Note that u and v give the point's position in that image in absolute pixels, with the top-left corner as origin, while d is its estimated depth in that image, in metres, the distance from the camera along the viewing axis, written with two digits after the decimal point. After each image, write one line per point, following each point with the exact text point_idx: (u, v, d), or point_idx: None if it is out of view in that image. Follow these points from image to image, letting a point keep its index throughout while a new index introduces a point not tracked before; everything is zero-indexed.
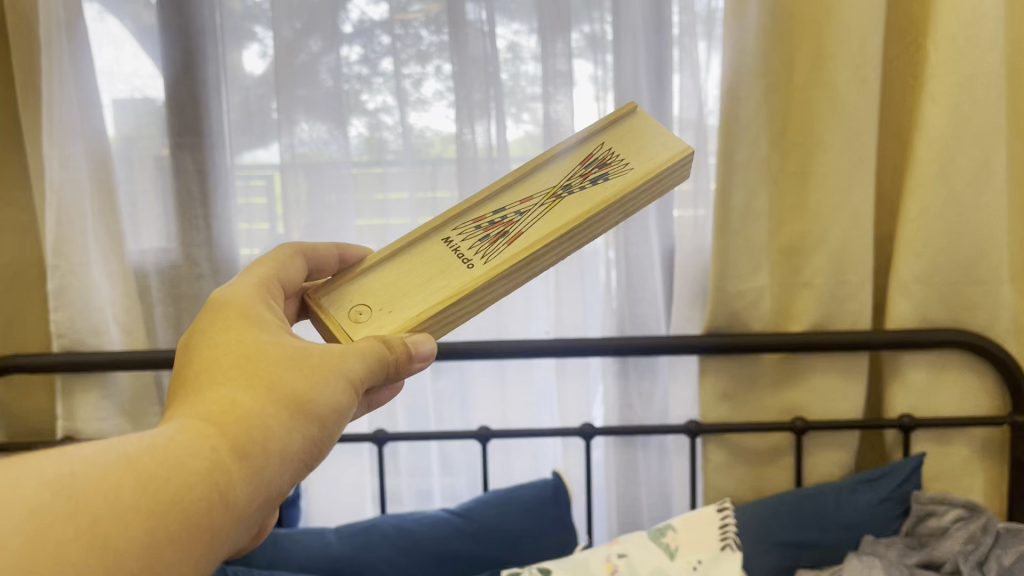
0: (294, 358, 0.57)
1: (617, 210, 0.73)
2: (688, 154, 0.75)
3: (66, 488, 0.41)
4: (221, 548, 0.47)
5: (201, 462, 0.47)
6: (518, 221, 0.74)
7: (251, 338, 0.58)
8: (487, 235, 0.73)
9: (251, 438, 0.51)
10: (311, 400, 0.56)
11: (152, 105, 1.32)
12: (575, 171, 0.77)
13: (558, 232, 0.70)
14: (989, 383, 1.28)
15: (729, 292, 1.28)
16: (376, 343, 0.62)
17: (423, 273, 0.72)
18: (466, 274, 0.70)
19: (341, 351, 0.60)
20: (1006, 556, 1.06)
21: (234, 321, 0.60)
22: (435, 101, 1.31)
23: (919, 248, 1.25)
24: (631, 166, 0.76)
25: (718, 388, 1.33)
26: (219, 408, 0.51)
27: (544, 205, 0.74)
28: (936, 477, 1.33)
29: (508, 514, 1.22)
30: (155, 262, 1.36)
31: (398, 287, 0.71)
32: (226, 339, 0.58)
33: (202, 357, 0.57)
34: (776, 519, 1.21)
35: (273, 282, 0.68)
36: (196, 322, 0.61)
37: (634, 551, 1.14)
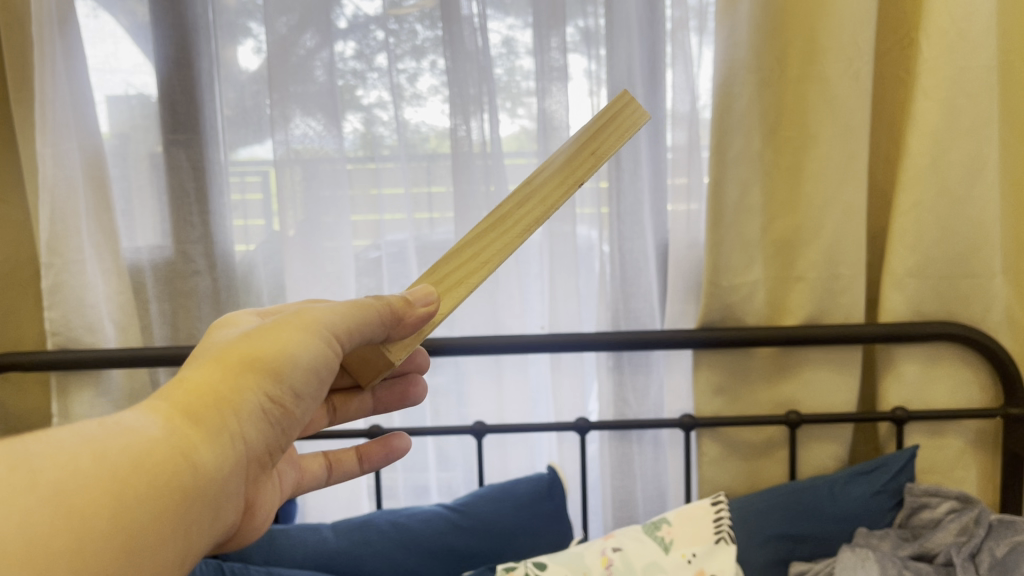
0: (259, 328, 0.56)
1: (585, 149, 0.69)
2: (627, 96, 0.73)
3: (23, 460, 0.40)
4: (191, 510, 0.48)
5: (159, 432, 0.47)
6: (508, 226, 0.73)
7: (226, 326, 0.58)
8: None
9: (208, 405, 0.51)
10: (277, 362, 0.54)
11: (146, 101, 1.32)
12: None
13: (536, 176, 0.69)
14: (982, 375, 1.29)
15: (723, 286, 1.29)
16: (365, 300, 0.60)
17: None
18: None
19: (311, 310, 0.57)
20: (998, 548, 1.04)
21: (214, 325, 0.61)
22: (430, 96, 1.31)
23: (912, 241, 1.25)
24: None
25: (712, 381, 1.33)
26: (182, 386, 0.51)
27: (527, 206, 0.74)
28: (930, 469, 1.33)
29: (503, 508, 1.22)
30: (149, 259, 1.36)
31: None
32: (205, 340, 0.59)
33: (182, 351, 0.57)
34: (772, 512, 1.21)
35: (282, 315, 0.72)
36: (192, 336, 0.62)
37: (629, 545, 1.15)
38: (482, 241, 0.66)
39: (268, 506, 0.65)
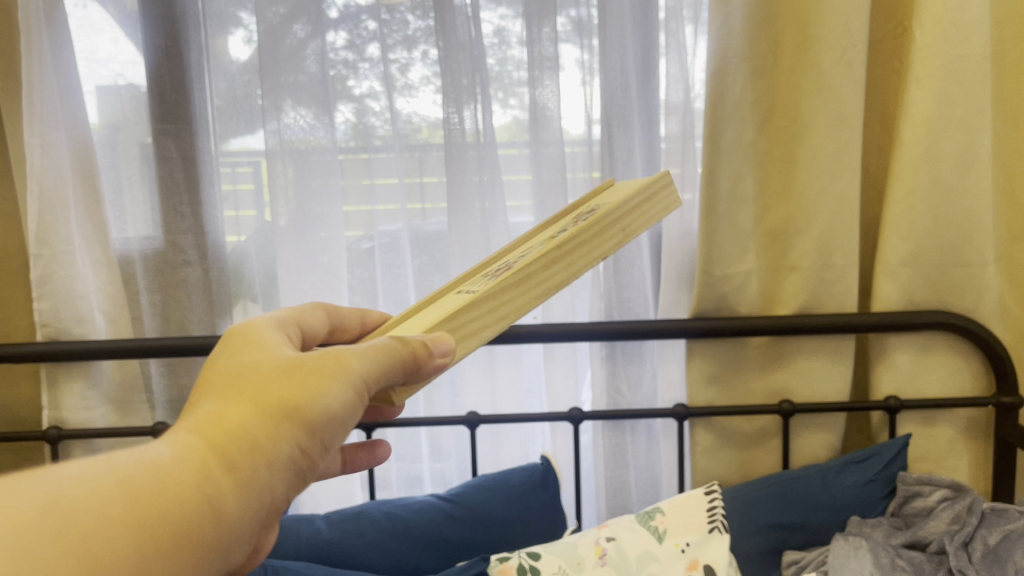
0: (290, 367, 0.52)
1: (616, 226, 0.62)
2: (669, 175, 0.66)
3: (52, 501, 0.37)
4: (214, 562, 0.44)
5: (188, 476, 0.44)
6: (519, 258, 0.65)
7: (255, 356, 0.54)
8: (493, 274, 0.65)
9: (236, 449, 0.47)
10: (306, 412, 0.50)
11: (136, 92, 1.31)
12: (567, 224, 0.71)
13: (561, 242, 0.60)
14: (974, 364, 1.29)
15: (716, 276, 1.28)
16: (389, 342, 0.54)
17: (429, 314, 0.63)
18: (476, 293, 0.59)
19: (344, 351, 0.53)
20: (992, 536, 1.04)
21: (238, 345, 0.55)
22: (422, 86, 1.31)
23: (905, 230, 1.25)
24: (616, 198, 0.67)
25: (706, 371, 1.33)
26: (210, 424, 0.48)
27: (544, 242, 0.66)
28: (923, 458, 1.33)
29: (497, 498, 1.22)
30: (139, 250, 1.35)
31: (425, 318, 0.62)
32: (230, 359, 0.54)
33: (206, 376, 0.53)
34: (764, 501, 1.22)
35: (293, 324, 0.64)
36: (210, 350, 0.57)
37: (623, 535, 1.15)
38: (499, 298, 0.57)
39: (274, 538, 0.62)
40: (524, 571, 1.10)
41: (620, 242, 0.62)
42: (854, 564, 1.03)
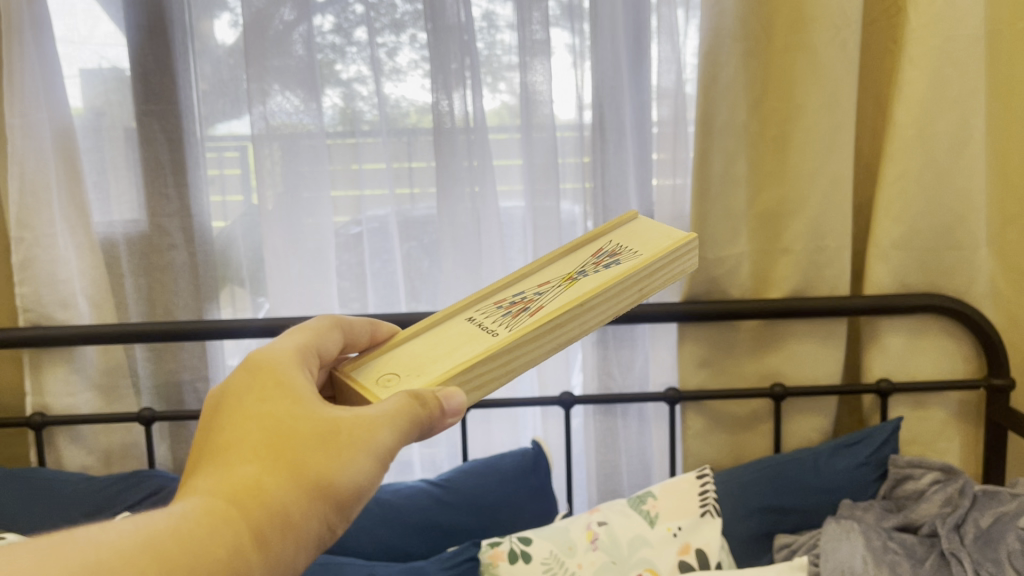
0: (324, 430, 0.48)
1: (636, 284, 0.64)
2: (695, 238, 0.68)
3: None
4: None
5: (222, 551, 0.40)
6: (539, 299, 0.66)
7: (285, 407, 0.49)
8: (509, 312, 0.66)
9: (268, 521, 0.43)
10: (338, 485, 0.47)
11: (120, 75, 1.28)
12: (587, 263, 0.71)
13: (584, 297, 0.62)
14: (965, 347, 1.29)
15: (708, 259, 1.27)
16: (407, 399, 0.53)
17: (443, 348, 0.64)
18: (495, 339, 0.61)
19: (374, 419, 0.50)
20: (983, 518, 1.03)
21: (263, 390, 0.51)
22: (410, 71, 1.29)
23: (898, 212, 1.24)
24: (640, 251, 0.69)
25: (697, 354, 1.32)
26: (242, 486, 0.44)
27: (562, 285, 0.67)
28: (912, 441, 1.33)
29: (488, 483, 1.22)
30: (124, 233, 1.32)
31: (439, 353, 0.63)
32: (255, 407, 0.49)
33: (228, 424, 0.49)
34: (756, 485, 1.21)
35: (311, 351, 0.59)
36: (226, 384, 0.52)
37: (614, 519, 1.14)
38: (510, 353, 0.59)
39: None
40: (515, 556, 1.09)
41: (637, 301, 0.64)
42: (846, 548, 1.02)
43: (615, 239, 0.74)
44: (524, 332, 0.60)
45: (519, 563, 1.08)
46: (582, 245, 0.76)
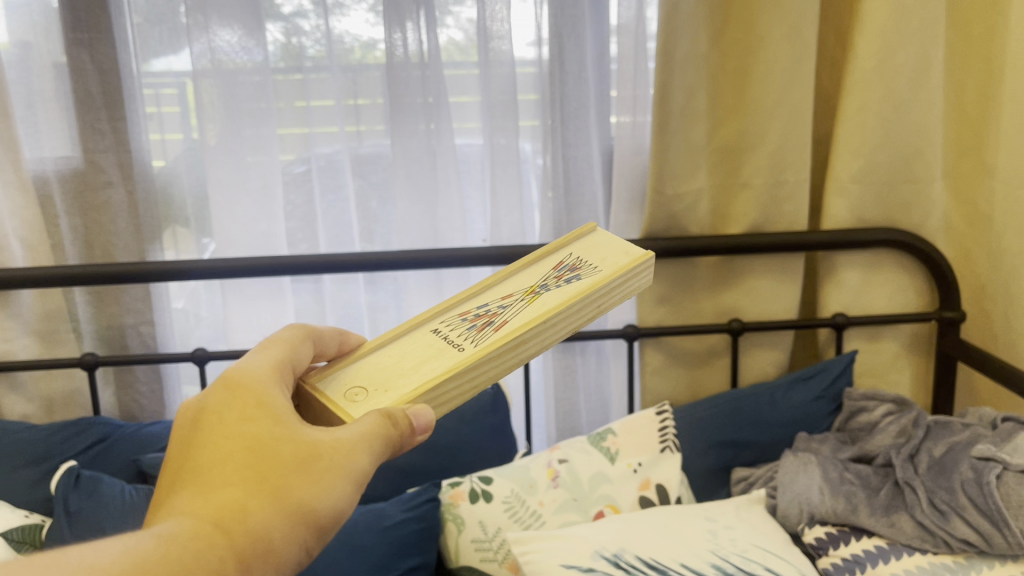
0: (303, 453, 0.48)
1: (595, 301, 0.61)
2: (653, 256, 0.64)
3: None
4: None
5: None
6: (502, 312, 0.62)
7: (264, 428, 0.49)
8: (473, 326, 0.62)
9: (256, 548, 0.43)
10: (316, 510, 0.46)
11: (46, 5, 1.19)
12: (549, 275, 0.67)
13: (547, 313, 0.59)
14: (919, 280, 1.30)
15: (667, 195, 1.25)
16: (378, 419, 0.52)
17: (404, 365, 0.60)
18: (459, 354, 0.58)
19: (351, 443, 0.50)
20: (937, 448, 1.04)
21: (240, 410, 0.50)
22: (354, 5, 1.23)
23: (857, 145, 1.23)
24: (600, 267, 0.65)
25: (656, 291, 1.31)
26: (222, 510, 0.43)
27: (524, 299, 0.63)
28: (867, 373, 1.35)
29: (447, 423, 1.20)
30: (55, 171, 1.25)
31: (401, 366, 0.60)
32: (234, 428, 0.49)
33: (208, 443, 0.48)
34: (714, 420, 1.22)
35: (284, 363, 0.57)
36: (204, 402, 0.51)
37: (575, 456, 1.13)
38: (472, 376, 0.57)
39: None
40: (476, 496, 1.08)
41: (593, 316, 0.62)
42: (804, 480, 1.04)
43: (570, 247, 0.70)
44: (488, 351, 0.57)
45: (481, 503, 1.08)
46: (541, 257, 0.70)
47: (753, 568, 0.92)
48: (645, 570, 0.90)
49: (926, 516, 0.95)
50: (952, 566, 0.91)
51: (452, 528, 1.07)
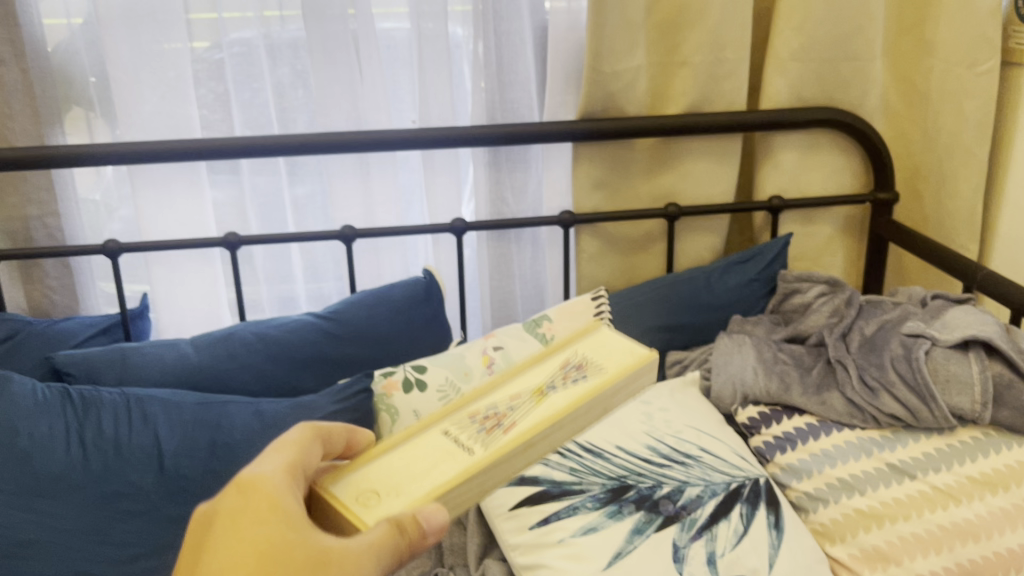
0: (309, 563, 0.44)
1: (602, 403, 0.55)
2: (656, 358, 0.59)
3: None
4: None
5: None
6: (513, 411, 0.55)
7: (274, 534, 0.45)
8: (481, 422, 0.54)
9: None
10: None
11: None
12: (551, 371, 0.59)
13: (556, 418, 0.52)
14: (855, 161, 1.29)
15: (605, 74, 1.19)
16: (387, 529, 0.45)
17: (404, 467, 0.51)
18: (466, 460, 0.50)
19: (358, 550, 0.44)
20: (868, 326, 1.04)
21: (251, 511, 0.46)
22: None
23: (798, 21, 1.19)
24: (606, 365, 0.58)
25: (593, 176, 1.27)
26: None
27: (534, 397, 0.56)
28: (801, 258, 1.35)
29: (380, 314, 1.16)
30: None
31: (398, 474, 0.51)
32: (247, 533, 0.45)
33: (219, 551, 0.45)
34: (651, 304, 1.21)
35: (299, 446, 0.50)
36: (217, 500, 0.48)
37: (510, 343, 1.12)
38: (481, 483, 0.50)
39: None
40: (410, 385, 1.06)
41: (598, 420, 0.56)
42: (738, 361, 1.04)
43: (575, 343, 0.62)
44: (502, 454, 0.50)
45: (415, 393, 1.05)
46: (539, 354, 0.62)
47: (688, 448, 0.92)
48: (580, 452, 0.91)
49: (856, 394, 0.96)
50: (879, 440, 0.93)
51: (384, 418, 1.04)
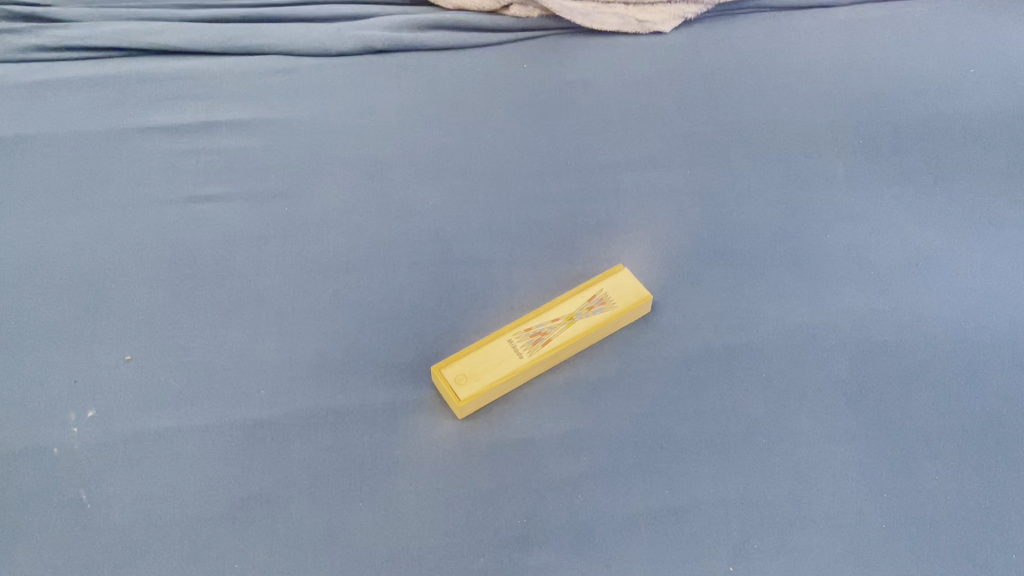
0: (474, 366, 0.86)
1: (607, 329, 0.90)
2: (651, 298, 0.91)
3: (298, 354, 0.89)
4: (377, 378, 0.88)
5: (391, 355, 0.90)
6: (552, 333, 0.89)
7: (491, 385, 0.85)
8: (528, 338, 0.89)
9: (484, 374, 0.86)
10: (486, 385, 0.85)
11: None
12: (578, 308, 0.91)
13: (575, 340, 0.88)
14: None
15: None
16: (478, 401, 0.85)
17: (489, 363, 0.87)
18: (515, 363, 0.87)
19: (464, 410, 0.84)
20: None
21: (476, 373, 0.86)
22: None
23: None
24: (613, 301, 0.91)
25: None
26: (469, 384, 0.85)
27: (564, 321, 0.90)
28: None
29: None
30: None
31: (479, 365, 0.87)
32: (467, 360, 0.87)
33: (463, 366, 0.87)
34: None
35: (510, 379, 0.86)
36: (452, 358, 0.87)
37: None
38: (515, 380, 0.87)
39: (353, 323, 0.92)
40: None
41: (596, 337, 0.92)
42: None
43: (602, 280, 0.93)
44: (537, 366, 0.87)
45: None
46: (578, 287, 0.93)
47: None
48: None
49: None
50: None
51: None
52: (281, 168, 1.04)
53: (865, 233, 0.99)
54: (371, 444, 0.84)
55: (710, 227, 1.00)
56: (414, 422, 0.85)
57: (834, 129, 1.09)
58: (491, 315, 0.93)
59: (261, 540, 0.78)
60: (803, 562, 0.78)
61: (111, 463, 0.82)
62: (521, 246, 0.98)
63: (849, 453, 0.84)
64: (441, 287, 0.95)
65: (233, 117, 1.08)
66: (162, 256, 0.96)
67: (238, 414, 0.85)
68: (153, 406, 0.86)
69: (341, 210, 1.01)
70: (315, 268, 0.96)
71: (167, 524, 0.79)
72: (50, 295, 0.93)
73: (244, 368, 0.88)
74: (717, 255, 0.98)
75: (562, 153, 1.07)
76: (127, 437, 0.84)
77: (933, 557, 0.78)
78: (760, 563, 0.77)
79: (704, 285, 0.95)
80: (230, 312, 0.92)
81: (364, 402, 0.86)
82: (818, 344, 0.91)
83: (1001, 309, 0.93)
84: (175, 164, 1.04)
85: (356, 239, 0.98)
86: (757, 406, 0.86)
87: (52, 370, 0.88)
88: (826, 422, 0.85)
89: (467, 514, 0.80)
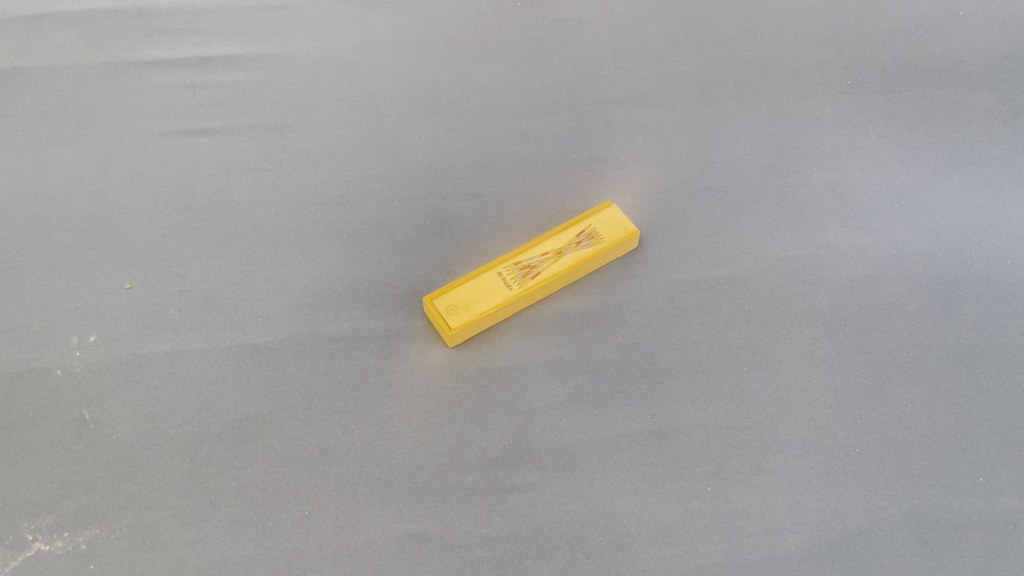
0: (465, 298, 0.89)
1: (594, 263, 0.92)
2: (638, 233, 0.93)
3: (292, 283, 0.91)
4: (370, 308, 0.90)
5: (383, 285, 0.91)
6: (541, 267, 0.91)
7: (480, 316, 0.87)
8: (518, 272, 0.91)
9: (473, 305, 0.88)
10: (475, 316, 0.87)
11: None
12: (567, 243, 0.93)
13: (563, 274, 0.90)
14: None
15: None
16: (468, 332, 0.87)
17: (479, 295, 0.89)
18: (504, 296, 0.89)
19: (455, 340, 0.87)
20: None
21: (466, 305, 0.88)
22: None
23: None
24: (602, 237, 0.93)
25: None
26: (459, 315, 0.87)
27: (553, 255, 0.92)
28: None
29: None
30: None
31: (469, 297, 0.89)
32: (458, 292, 0.89)
33: (453, 297, 0.89)
34: None
35: (499, 311, 0.88)
36: (443, 289, 0.89)
37: None
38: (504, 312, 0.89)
39: (345, 253, 0.93)
40: None
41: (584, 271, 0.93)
42: None
43: (591, 216, 0.95)
44: (525, 299, 0.89)
45: None
46: (567, 222, 0.95)
47: None
48: None
49: None
50: None
51: None
52: (274, 102, 1.04)
53: (851, 169, 1.00)
54: (364, 370, 0.86)
55: (699, 164, 1.01)
56: (406, 349, 0.88)
57: (828, 68, 1.09)
58: (483, 247, 0.94)
59: (259, 458, 0.81)
60: (778, 482, 0.81)
61: (114, 387, 0.84)
62: (512, 180, 0.99)
63: (826, 381, 0.87)
64: (433, 219, 0.96)
65: (227, 51, 1.07)
66: (158, 187, 0.97)
67: (235, 341, 0.87)
68: (151, 331, 0.88)
69: (333, 143, 1.01)
70: (309, 201, 0.97)
71: (168, 442, 0.82)
72: (48, 223, 0.94)
73: (240, 297, 0.90)
74: (705, 191, 0.99)
75: (554, 90, 1.06)
76: (128, 363, 0.86)
77: (900, 479, 0.82)
78: (736, 483, 0.81)
79: (691, 219, 0.97)
80: (226, 242, 0.93)
81: (357, 331, 0.88)
82: (801, 278, 0.92)
83: (982, 246, 0.95)
84: (169, 94, 1.04)
85: (349, 172, 0.99)
86: (740, 336, 0.89)
87: (52, 294, 0.89)
88: (805, 353, 0.88)
89: (456, 437, 0.83)
